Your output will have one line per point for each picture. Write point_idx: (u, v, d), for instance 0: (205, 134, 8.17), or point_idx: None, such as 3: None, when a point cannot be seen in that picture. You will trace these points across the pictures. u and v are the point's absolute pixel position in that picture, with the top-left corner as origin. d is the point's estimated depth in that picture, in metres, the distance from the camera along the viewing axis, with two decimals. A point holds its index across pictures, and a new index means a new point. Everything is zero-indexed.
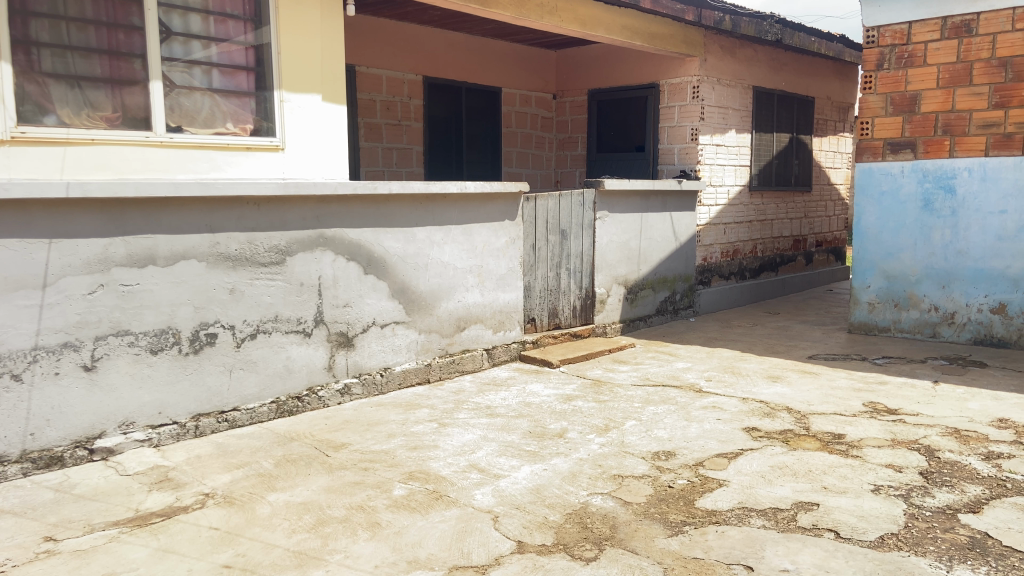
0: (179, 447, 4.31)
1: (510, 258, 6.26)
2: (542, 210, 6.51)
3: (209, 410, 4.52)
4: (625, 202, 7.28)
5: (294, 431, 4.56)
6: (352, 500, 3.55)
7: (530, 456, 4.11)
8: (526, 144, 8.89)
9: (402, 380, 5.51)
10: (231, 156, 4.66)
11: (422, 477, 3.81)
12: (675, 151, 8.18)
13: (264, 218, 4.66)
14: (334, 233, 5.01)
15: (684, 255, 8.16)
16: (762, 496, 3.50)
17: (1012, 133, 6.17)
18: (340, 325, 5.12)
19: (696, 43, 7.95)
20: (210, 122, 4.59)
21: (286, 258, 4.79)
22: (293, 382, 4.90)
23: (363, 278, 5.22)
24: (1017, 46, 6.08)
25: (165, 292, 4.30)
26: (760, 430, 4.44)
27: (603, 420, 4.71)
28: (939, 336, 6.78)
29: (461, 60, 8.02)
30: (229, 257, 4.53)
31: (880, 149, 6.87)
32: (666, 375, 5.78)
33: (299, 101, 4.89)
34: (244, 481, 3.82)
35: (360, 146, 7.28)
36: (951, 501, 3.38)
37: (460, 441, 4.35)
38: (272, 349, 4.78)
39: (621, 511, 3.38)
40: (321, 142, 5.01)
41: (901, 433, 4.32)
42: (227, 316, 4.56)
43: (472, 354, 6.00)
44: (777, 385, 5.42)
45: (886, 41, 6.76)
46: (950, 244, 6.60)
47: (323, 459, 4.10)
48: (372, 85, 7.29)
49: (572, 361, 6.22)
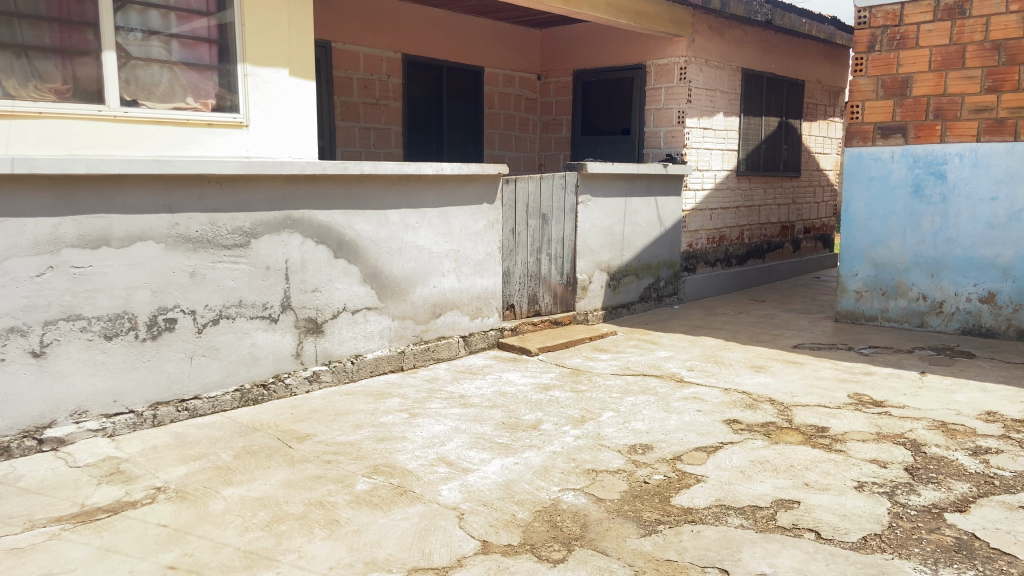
0: (135, 437, 4.12)
1: (488, 243, 6.07)
2: (523, 193, 6.30)
3: (168, 398, 4.32)
4: (609, 186, 7.09)
5: (257, 421, 4.37)
6: (311, 496, 3.37)
7: (502, 450, 3.94)
8: (509, 126, 8.67)
9: (374, 368, 5.33)
10: (192, 133, 4.44)
11: (387, 471, 3.63)
12: (661, 134, 8.00)
13: (228, 199, 4.44)
14: (302, 215, 4.79)
15: (669, 241, 7.99)
16: (741, 493, 3.35)
17: (1004, 118, 6.01)
18: (309, 311, 4.92)
19: (684, 23, 7.72)
20: (168, 96, 4.36)
21: (251, 241, 4.58)
22: (258, 369, 4.70)
23: (333, 262, 5.01)
24: (1011, 28, 5.91)
25: (120, 275, 4.09)
26: (741, 423, 4.28)
27: (580, 411, 4.54)
28: (927, 326, 6.65)
29: (442, 38, 7.78)
30: (189, 239, 4.32)
31: (869, 134, 6.71)
32: (647, 364, 5.62)
33: (266, 76, 4.66)
34: (199, 474, 3.63)
35: (337, 125, 7.05)
36: (937, 499, 3.24)
37: (430, 433, 4.17)
38: (235, 335, 4.58)
39: (593, 509, 3.22)
40: (288, 120, 4.78)
41: (886, 426, 4.17)
42: (187, 300, 4.35)
43: (447, 342, 5.82)
44: (761, 375, 5.27)
45: (878, 22, 6.57)
46: (939, 232, 6.45)
47: (285, 451, 3.91)
48: (348, 62, 7.04)
49: (551, 349, 6.05)
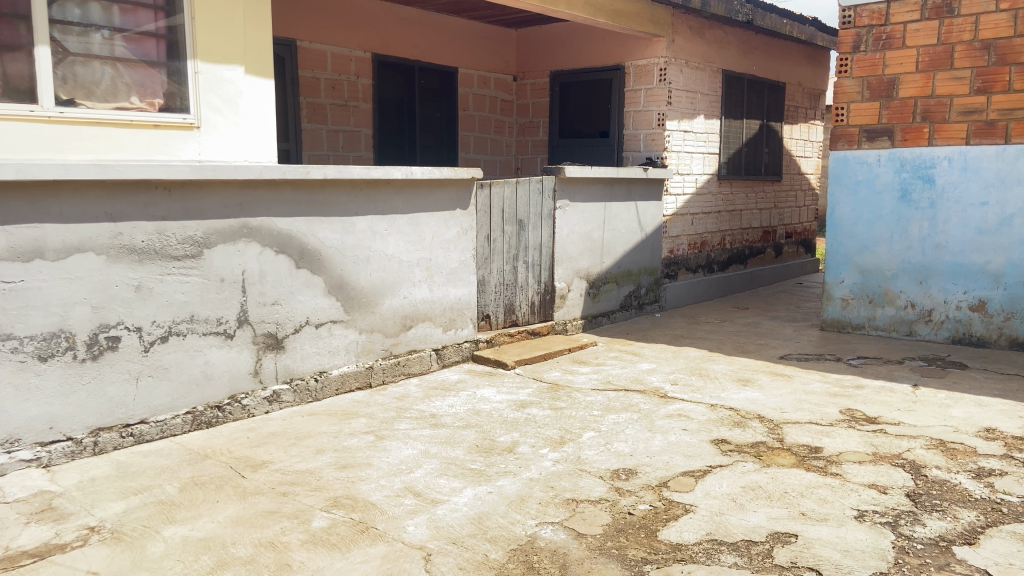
0: (72, 468, 3.76)
1: (462, 251, 5.77)
2: (498, 199, 6.01)
3: (111, 423, 3.97)
4: (588, 190, 6.82)
5: (209, 448, 4.04)
6: (262, 535, 3.05)
7: (474, 477, 3.63)
8: (485, 128, 8.39)
9: (339, 386, 5.01)
10: (137, 134, 4.10)
11: (348, 505, 3.32)
12: (641, 137, 7.77)
13: (177, 206, 4.10)
14: (260, 222, 4.47)
15: (649, 247, 7.75)
16: (733, 525, 3.08)
17: (994, 120, 5.84)
18: (268, 325, 4.59)
19: (664, 23, 7.48)
20: (111, 95, 4.03)
21: (204, 251, 4.24)
22: (212, 390, 4.37)
23: (295, 273, 4.69)
24: (1001, 27, 5.74)
25: (56, 290, 3.74)
26: (729, 443, 4.03)
27: (559, 431, 4.26)
28: (916, 335, 6.46)
29: (414, 38, 7.47)
30: (134, 250, 3.98)
31: (855, 136, 6.52)
32: (629, 378, 5.36)
33: (219, 74, 4.32)
34: (139, 511, 3.30)
35: (303, 128, 6.73)
36: (944, 530, 2.99)
37: (397, 458, 3.86)
38: (187, 353, 4.24)
39: (573, 546, 2.94)
40: (244, 121, 4.46)
41: (882, 445, 3.94)
42: (132, 316, 4.01)
43: (419, 356, 5.51)
44: (748, 390, 5.01)
45: (864, 21, 6.38)
46: (928, 238, 6.27)
47: (236, 482, 3.58)
48: (315, 62, 6.72)
49: (528, 362, 5.77)
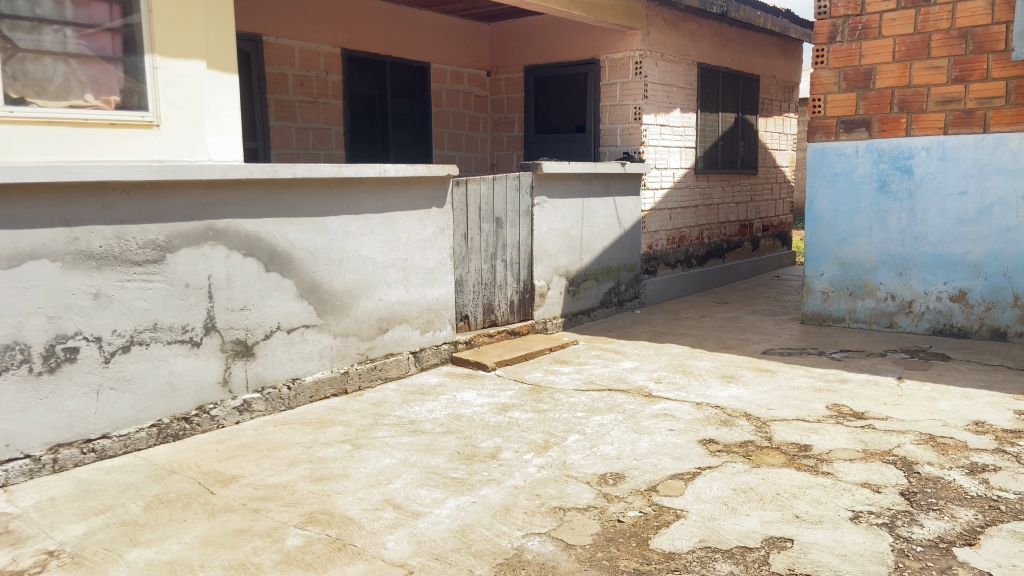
0: (30, 487, 3.55)
1: (438, 250, 5.61)
2: (474, 196, 5.87)
3: (72, 439, 3.76)
4: (566, 186, 6.70)
5: (177, 462, 3.84)
6: (232, 557, 2.87)
7: (456, 487, 3.48)
8: (459, 124, 8.22)
9: (314, 393, 4.83)
10: (92, 134, 3.89)
11: (324, 520, 3.15)
12: (618, 132, 7.67)
13: (137, 208, 3.90)
14: (226, 225, 4.27)
15: (628, 243, 7.65)
16: (726, 530, 2.97)
17: (972, 109, 5.81)
18: (236, 332, 4.40)
19: (639, 15, 7.38)
20: (63, 93, 3.80)
21: (167, 255, 4.04)
22: (179, 401, 4.17)
23: (264, 277, 4.50)
24: (978, 15, 5.71)
25: (8, 300, 3.52)
26: (717, 443, 3.93)
27: (543, 435, 4.13)
28: (896, 327, 6.43)
29: (384, 32, 7.29)
30: (92, 256, 3.77)
31: (833, 128, 6.47)
32: (612, 377, 5.24)
33: (180, 70, 4.12)
34: (101, 533, 3.11)
35: (271, 126, 6.52)
36: (943, 531, 2.91)
37: (376, 468, 3.70)
38: (151, 363, 4.03)
39: (562, 558, 2.81)
40: (207, 119, 4.26)
41: (872, 442, 3.86)
42: (91, 325, 3.79)
43: (396, 359, 5.35)
44: (732, 387, 4.92)
45: (839, 12, 6.34)
46: (907, 229, 6.23)
47: (205, 499, 3.40)
48: (282, 57, 6.52)
49: (508, 363, 5.63)
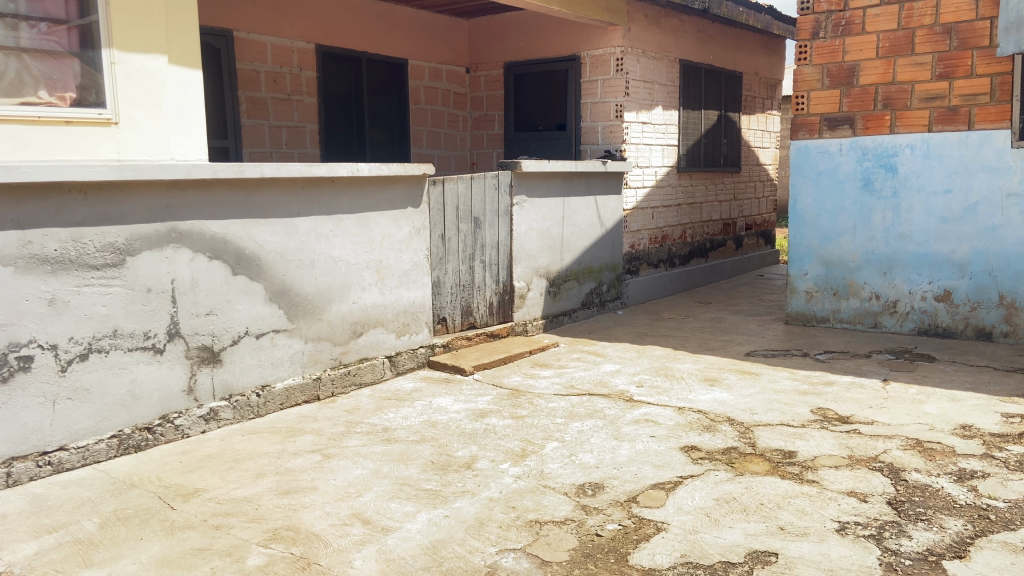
0: None
1: (414, 251, 5.45)
2: (452, 195, 5.73)
3: (26, 452, 3.58)
4: (546, 185, 6.56)
5: (137, 475, 3.68)
6: None
7: (429, 499, 3.34)
8: (437, 122, 8.07)
9: (284, 400, 4.67)
10: (46, 132, 3.70)
11: (289, 538, 3.00)
12: (599, 129, 7.55)
13: (95, 209, 3.73)
14: (190, 226, 4.10)
15: (610, 243, 7.53)
16: (709, 544, 2.86)
17: (957, 106, 5.74)
18: (202, 338, 4.23)
19: (620, 11, 7.26)
20: (16, 89, 3.62)
21: (127, 259, 3.87)
22: (141, 411, 4.00)
23: (231, 280, 4.34)
24: (962, 11, 5.65)
25: None
26: (700, 450, 3.81)
27: (520, 443, 3.99)
28: (881, 327, 6.35)
29: (360, 27, 7.13)
30: (46, 260, 3.59)
31: (816, 125, 6.39)
32: (593, 381, 5.11)
33: (141, 65, 3.95)
34: (52, 554, 2.94)
35: (243, 124, 6.34)
36: (932, 543, 2.81)
37: (346, 480, 3.55)
38: (111, 372, 3.86)
39: None
40: (168, 117, 4.09)
41: (858, 448, 3.76)
42: (45, 333, 3.61)
43: (370, 364, 5.19)
44: (716, 391, 4.81)
45: (822, 7, 6.25)
46: (891, 228, 6.16)
47: (164, 515, 3.24)
48: (254, 53, 6.34)
49: (486, 367, 5.49)
